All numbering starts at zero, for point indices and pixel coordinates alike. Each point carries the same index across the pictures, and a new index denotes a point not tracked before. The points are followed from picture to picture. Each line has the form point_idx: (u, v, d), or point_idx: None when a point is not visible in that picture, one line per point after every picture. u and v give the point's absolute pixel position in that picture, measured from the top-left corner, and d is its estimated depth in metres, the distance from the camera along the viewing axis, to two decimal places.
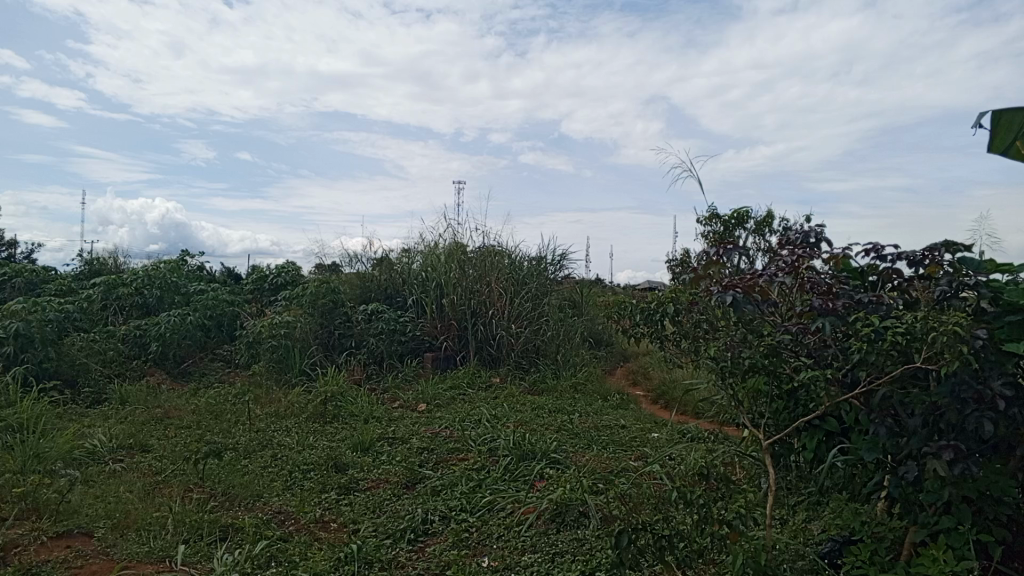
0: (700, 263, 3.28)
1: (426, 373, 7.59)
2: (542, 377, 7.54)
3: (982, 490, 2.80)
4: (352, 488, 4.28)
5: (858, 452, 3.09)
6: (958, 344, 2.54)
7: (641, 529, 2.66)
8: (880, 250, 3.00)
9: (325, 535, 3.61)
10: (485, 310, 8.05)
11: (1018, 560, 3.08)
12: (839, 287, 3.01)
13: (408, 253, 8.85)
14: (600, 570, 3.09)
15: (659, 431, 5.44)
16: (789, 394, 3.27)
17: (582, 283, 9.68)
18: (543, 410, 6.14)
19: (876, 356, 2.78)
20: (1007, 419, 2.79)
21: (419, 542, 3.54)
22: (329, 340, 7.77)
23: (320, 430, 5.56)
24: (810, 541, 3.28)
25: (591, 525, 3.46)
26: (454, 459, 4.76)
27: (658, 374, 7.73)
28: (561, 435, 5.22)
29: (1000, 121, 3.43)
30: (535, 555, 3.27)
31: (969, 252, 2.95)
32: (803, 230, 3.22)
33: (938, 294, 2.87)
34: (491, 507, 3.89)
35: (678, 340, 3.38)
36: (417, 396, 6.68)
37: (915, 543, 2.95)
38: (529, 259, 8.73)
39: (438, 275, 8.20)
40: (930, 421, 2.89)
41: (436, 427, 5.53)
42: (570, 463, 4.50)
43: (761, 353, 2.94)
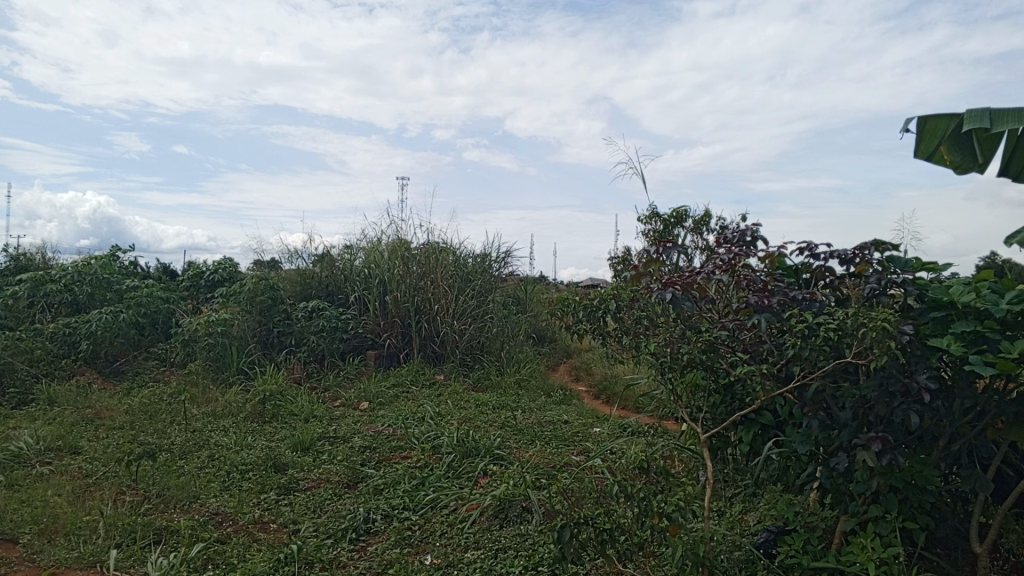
0: (642, 260, 3.39)
1: (368, 371, 7.54)
2: (486, 374, 7.56)
3: (908, 480, 2.90)
4: (292, 488, 4.23)
5: (791, 445, 3.19)
6: (886, 339, 2.63)
7: (583, 523, 2.68)
8: (813, 248, 3.10)
9: (263, 536, 3.56)
10: (429, 307, 8.01)
11: (941, 546, 3.20)
12: (774, 284, 3.08)
13: (350, 249, 8.75)
14: (542, 565, 3.12)
15: (600, 426, 5.52)
16: (727, 388, 3.35)
17: (526, 280, 9.72)
18: (487, 406, 6.16)
19: (809, 351, 2.87)
20: (931, 411, 2.90)
21: (361, 541, 3.52)
22: (268, 338, 7.65)
23: (258, 429, 5.48)
24: (746, 532, 3.35)
25: (533, 521, 3.49)
26: (396, 458, 4.74)
27: (601, 369, 7.83)
28: (504, 431, 5.25)
29: (926, 127, 3.56)
30: (477, 552, 3.29)
31: (896, 250, 3.04)
32: (740, 229, 3.30)
33: (867, 292, 2.99)
34: (435, 504, 3.89)
35: (619, 336, 3.42)
36: (359, 394, 6.62)
37: (845, 532, 3.04)
38: (474, 256, 8.73)
39: (380, 272, 8.12)
40: (859, 414, 3.01)
41: (378, 426, 5.49)
42: (514, 459, 4.53)
43: (699, 349, 2.99)
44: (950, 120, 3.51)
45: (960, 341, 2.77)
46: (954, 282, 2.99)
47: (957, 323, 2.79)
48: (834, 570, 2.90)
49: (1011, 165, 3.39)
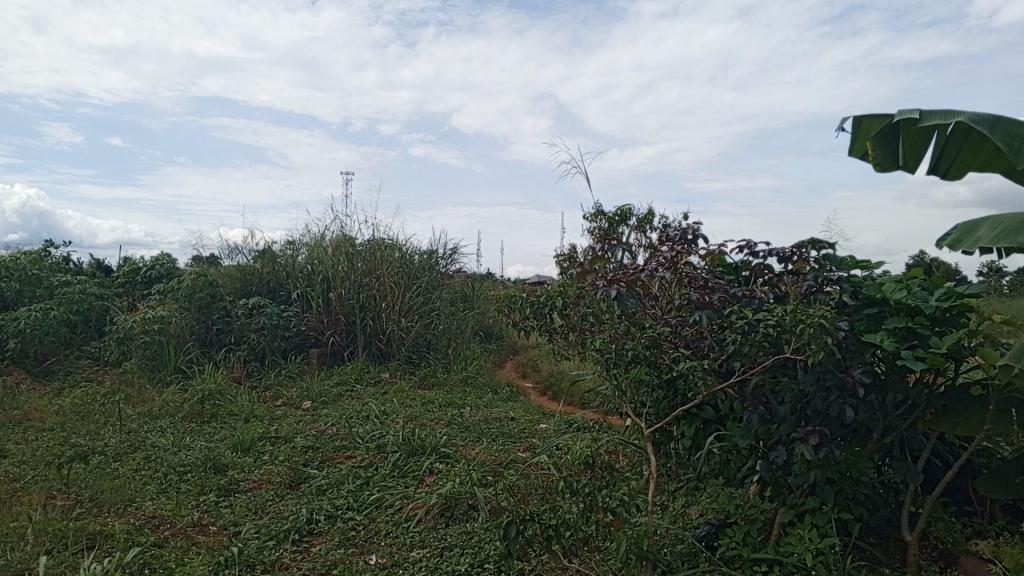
0: (586, 258, 3.40)
1: (312, 369, 7.43)
2: (432, 371, 7.53)
3: (843, 471, 2.99)
4: (232, 488, 4.14)
5: (732, 439, 3.26)
6: (822, 335, 2.71)
7: (529, 520, 2.68)
8: (753, 246, 3.16)
9: (202, 539, 3.47)
10: (374, 303, 7.93)
11: (874, 535, 3.30)
12: (715, 281, 3.13)
13: (292, 245, 8.60)
14: (488, 562, 3.13)
15: (546, 422, 5.55)
16: (669, 383, 3.42)
17: (473, 277, 9.69)
18: (433, 404, 6.14)
19: (749, 347, 2.92)
20: (865, 404, 2.99)
21: (303, 543, 3.46)
22: (207, 336, 7.46)
23: (197, 430, 5.35)
24: (688, 525, 3.39)
25: (480, 518, 3.49)
26: (340, 457, 4.68)
27: (547, 365, 7.87)
28: (450, 429, 5.22)
29: (860, 126, 3.67)
30: (423, 551, 3.27)
31: (832, 248, 3.13)
32: (682, 227, 3.35)
33: (804, 289, 3.03)
34: (379, 504, 3.85)
35: (565, 333, 3.44)
36: (302, 393, 6.51)
37: (783, 524, 3.12)
38: (420, 252, 8.66)
39: (324, 269, 7.99)
40: (797, 408, 3.09)
41: (322, 425, 5.41)
42: (460, 457, 4.52)
43: (643, 345, 3.02)
44: (882, 120, 3.60)
45: (893, 336, 2.88)
46: (886, 280, 3.09)
47: (891, 320, 2.89)
48: (773, 561, 2.97)
49: (940, 163, 3.51)
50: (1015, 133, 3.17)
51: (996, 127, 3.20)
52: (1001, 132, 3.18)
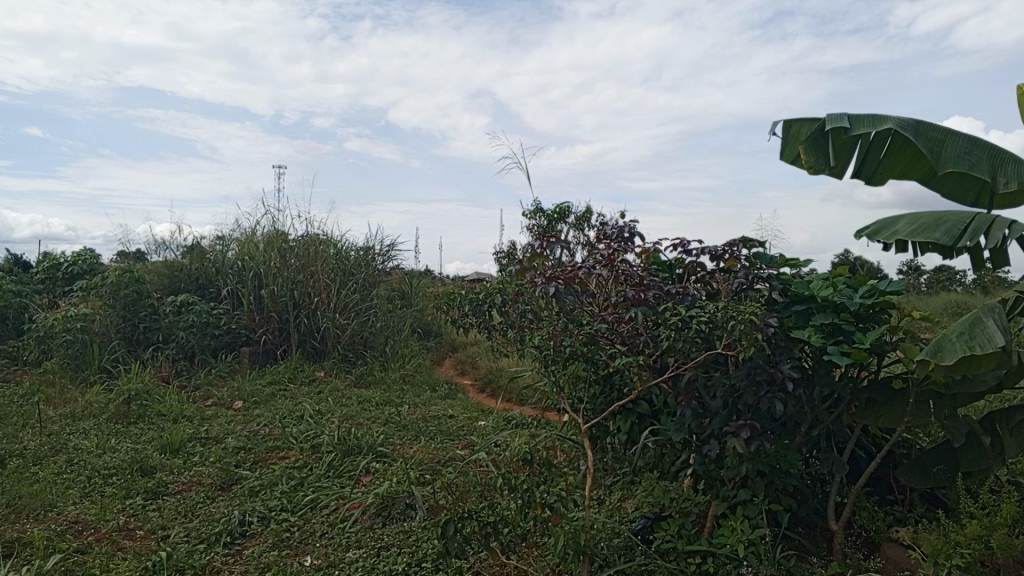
0: (526, 256, 3.46)
1: (243, 368, 7.25)
2: (369, 369, 7.45)
3: (773, 464, 3.07)
4: (160, 492, 4.00)
5: (667, 433, 3.31)
6: (753, 331, 2.77)
7: (467, 518, 2.67)
8: (686, 245, 3.22)
9: (128, 544, 3.35)
10: (308, 300, 7.79)
11: (802, 525, 3.40)
12: (650, 279, 3.18)
13: (223, 240, 8.37)
14: (426, 561, 3.11)
15: (486, 419, 5.55)
16: (606, 379, 3.46)
17: (411, 274, 9.60)
18: (370, 402, 6.07)
19: (683, 343, 2.97)
20: (794, 398, 3.08)
21: (235, 545, 3.37)
22: (133, 334, 7.19)
23: (123, 431, 5.17)
24: (624, 519, 3.42)
25: (417, 517, 3.46)
26: (273, 458, 4.58)
27: (486, 362, 7.87)
28: (388, 428, 5.17)
29: (791, 131, 3.70)
30: (359, 551, 3.22)
31: (762, 248, 3.22)
32: (618, 226, 3.39)
33: (735, 286, 3.07)
34: (315, 505, 3.78)
35: (504, 330, 3.43)
36: (233, 393, 6.35)
37: (716, 516, 3.19)
38: (356, 249, 8.54)
39: (255, 265, 7.77)
40: (729, 402, 3.16)
41: (254, 426, 5.27)
42: (398, 455, 4.47)
43: (580, 342, 3.05)
44: (811, 125, 3.65)
45: (820, 332, 2.98)
46: (813, 277, 3.19)
47: (818, 316, 2.99)
48: (706, 553, 3.02)
49: (864, 169, 3.56)
50: (936, 138, 3.31)
51: (919, 132, 3.33)
52: (924, 137, 3.31)
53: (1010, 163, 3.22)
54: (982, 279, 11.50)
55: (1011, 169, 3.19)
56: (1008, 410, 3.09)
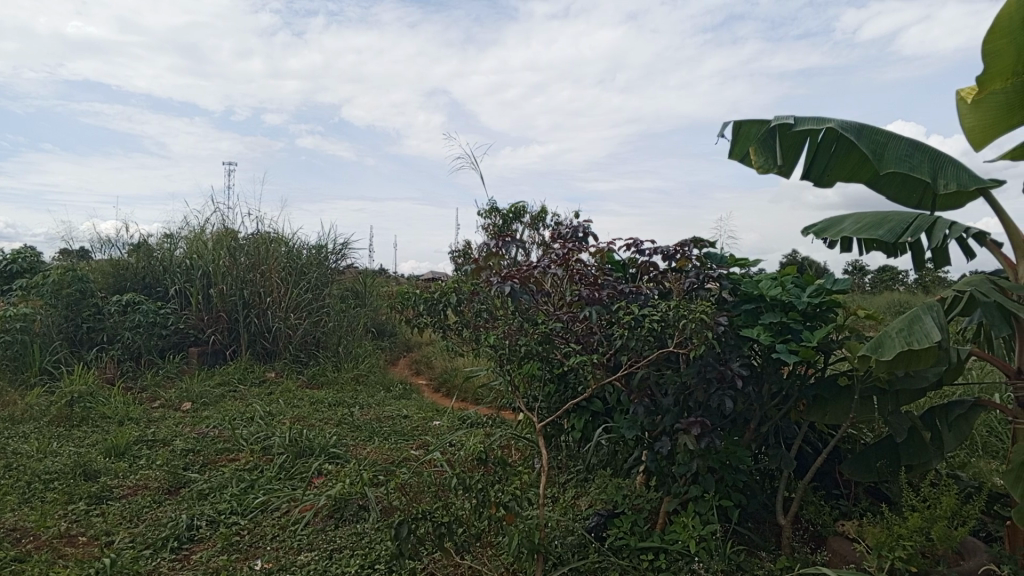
0: (481, 255, 3.44)
1: (192, 369, 7.10)
2: (321, 369, 7.37)
3: (723, 460, 3.12)
4: (104, 496, 3.89)
5: (620, 430, 3.36)
6: (704, 329, 2.81)
7: (421, 518, 2.66)
8: (639, 245, 3.25)
9: (70, 551, 3.25)
10: (259, 300, 7.65)
11: (752, 520, 3.47)
12: (604, 278, 3.19)
13: (170, 238, 8.18)
14: (380, 562, 3.08)
15: (440, 419, 5.53)
16: (560, 378, 3.49)
17: (365, 273, 9.51)
18: (322, 403, 6.00)
19: (636, 342, 3.01)
20: (743, 395, 3.14)
21: (183, 550, 3.30)
22: (76, 334, 6.97)
23: (65, 434, 5.01)
24: (578, 516, 3.43)
25: (371, 518, 3.43)
26: (222, 460, 4.49)
27: (441, 362, 7.85)
28: (340, 429, 5.12)
29: (740, 131, 3.80)
30: (312, 554, 3.18)
31: (712, 248, 3.26)
32: (572, 225, 3.39)
33: (686, 285, 3.11)
34: (265, 507, 3.72)
35: (459, 329, 3.42)
36: (181, 394, 6.22)
37: (668, 512, 3.24)
38: (307, 247, 8.43)
39: (204, 263, 7.60)
40: (680, 400, 3.21)
41: (203, 428, 5.16)
42: (351, 457, 4.43)
43: (535, 340, 3.05)
44: (761, 126, 3.74)
45: (769, 331, 3.03)
46: (762, 278, 3.25)
47: (767, 315, 3.05)
48: (659, 549, 3.06)
49: (812, 169, 3.62)
50: (878, 140, 3.40)
51: (863, 134, 3.41)
52: (867, 139, 3.39)
53: (949, 166, 3.31)
54: (923, 279, 11.87)
55: (951, 172, 3.28)
56: (948, 405, 3.17)
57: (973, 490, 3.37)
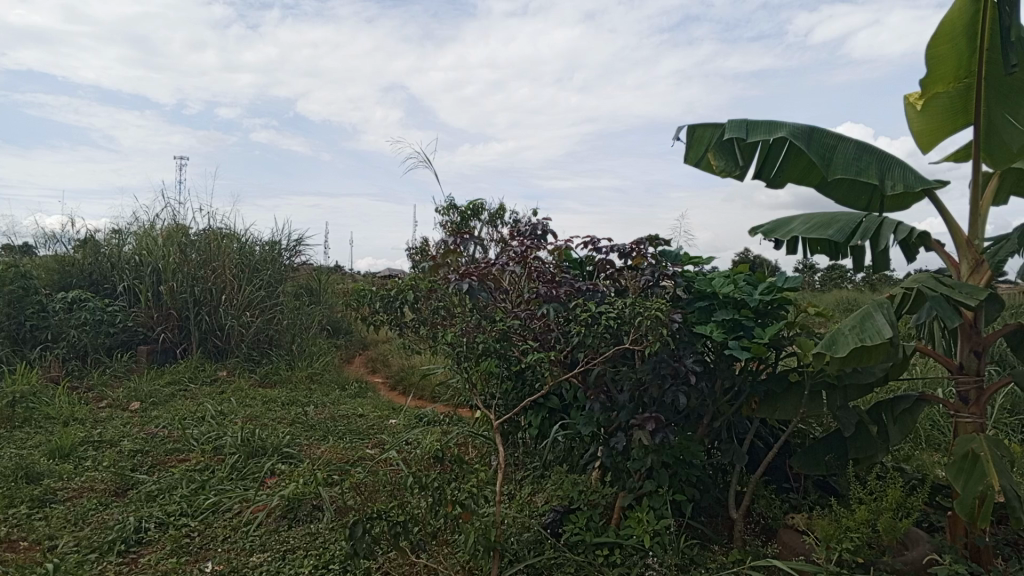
0: (438, 252, 3.44)
1: (141, 368, 6.94)
2: (274, 368, 7.25)
3: (677, 455, 3.16)
4: (48, 499, 3.77)
5: (576, 427, 3.39)
6: (659, 326, 2.84)
7: (376, 518, 2.63)
8: (596, 242, 3.26)
9: (11, 557, 3.14)
10: (211, 297, 7.50)
11: (705, 514, 3.52)
12: (562, 276, 3.22)
13: (118, 234, 7.95)
14: (334, 562, 3.05)
15: (396, 417, 5.50)
16: (518, 375, 3.52)
17: (320, 271, 9.41)
18: (275, 402, 5.92)
19: (593, 339, 3.01)
20: (697, 391, 3.18)
21: (131, 553, 3.22)
22: (18, 333, 6.75)
23: (7, 436, 4.85)
24: (534, 513, 3.43)
25: (325, 518, 3.40)
26: (172, 461, 4.39)
27: (397, 360, 7.80)
28: (294, 428, 5.05)
29: (695, 135, 3.78)
30: (264, 555, 3.14)
31: (667, 246, 3.30)
32: (532, 222, 3.40)
33: (643, 283, 3.14)
34: (216, 508, 3.65)
35: (416, 326, 3.40)
36: (129, 393, 6.07)
37: (623, 507, 3.26)
38: (261, 244, 8.30)
39: (154, 260, 7.42)
40: (636, 396, 3.24)
41: (152, 428, 5.04)
42: (304, 457, 4.38)
43: (493, 338, 3.03)
44: (714, 130, 3.73)
45: (722, 328, 3.08)
46: (715, 274, 3.30)
47: (720, 312, 3.09)
48: (613, 544, 3.09)
49: (764, 169, 3.65)
50: (828, 143, 3.47)
51: (812, 138, 3.47)
52: (816, 143, 3.46)
53: (895, 167, 3.41)
54: (870, 277, 12.19)
55: (897, 173, 3.38)
56: (892, 400, 3.24)
57: (917, 483, 3.47)
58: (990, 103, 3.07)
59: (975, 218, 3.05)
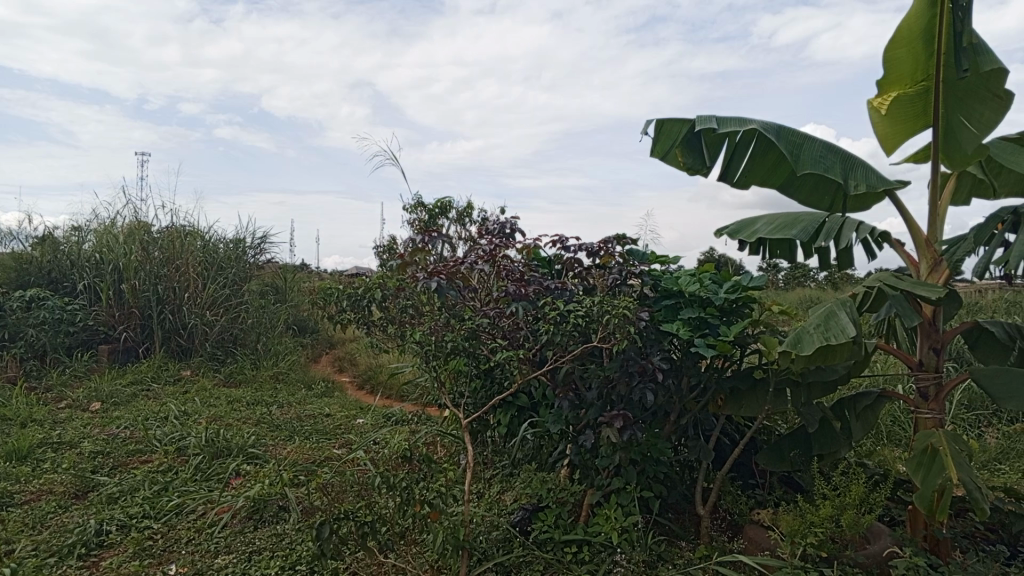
0: (407, 250, 3.41)
1: (101, 368, 6.80)
2: (239, 367, 7.16)
3: (644, 452, 3.19)
4: (4, 503, 3.68)
5: (545, 425, 3.41)
6: (626, 324, 2.86)
7: (344, 518, 2.60)
8: (564, 241, 3.28)
9: None
10: (174, 295, 7.36)
11: (672, 510, 3.55)
12: (530, 274, 3.22)
13: (78, 231, 7.80)
14: (301, 563, 3.01)
15: (364, 417, 5.46)
16: (487, 374, 3.54)
17: (286, 269, 9.31)
18: (241, 402, 5.84)
19: (561, 337, 3.02)
20: (664, 388, 3.21)
21: (91, 557, 3.15)
22: None
23: None
24: (503, 511, 3.43)
25: (291, 519, 3.36)
26: (134, 462, 4.31)
27: (365, 359, 7.75)
28: (260, 429, 4.99)
29: (663, 129, 3.78)
30: (229, 557, 3.09)
31: (635, 245, 3.32)
32: (500, 221, 3.39)
33: (611, 281, 3.13)
34: (180, 510, 3.59)
35: (384, 325, 3.38)
36: (89, 394, 5.94)
37: (591, 505, 3.28)
38: (225, 242, 8.18)
39: (114, 257, 7.27)
40: (604, 394, 3.26)
41: (114, 429, 4.95)
42: (270, 457, 4.33)
43: (462, 336, 3.03)
44: (682, 126, 3.74)
45: (688, 326, 3.11)
46: (681, 273, 3.33)
47: (686, 310, 3.12)
48: (582, 541, 3.10)
49: (731, 168, 3.70)
50: (795, 141, 3.52)
51: (780, 135, 3.52)
52: (784, 139, 3.50)
53: (859, 168, 3.47)
54: (833, 275, 12.39)
55: (860, 173, 3.45)
56: (855, 397, 3.29)
57: (879, 478, 3.54)
58: (948, 106, 3.13)
59: (934, 220, 3.12)
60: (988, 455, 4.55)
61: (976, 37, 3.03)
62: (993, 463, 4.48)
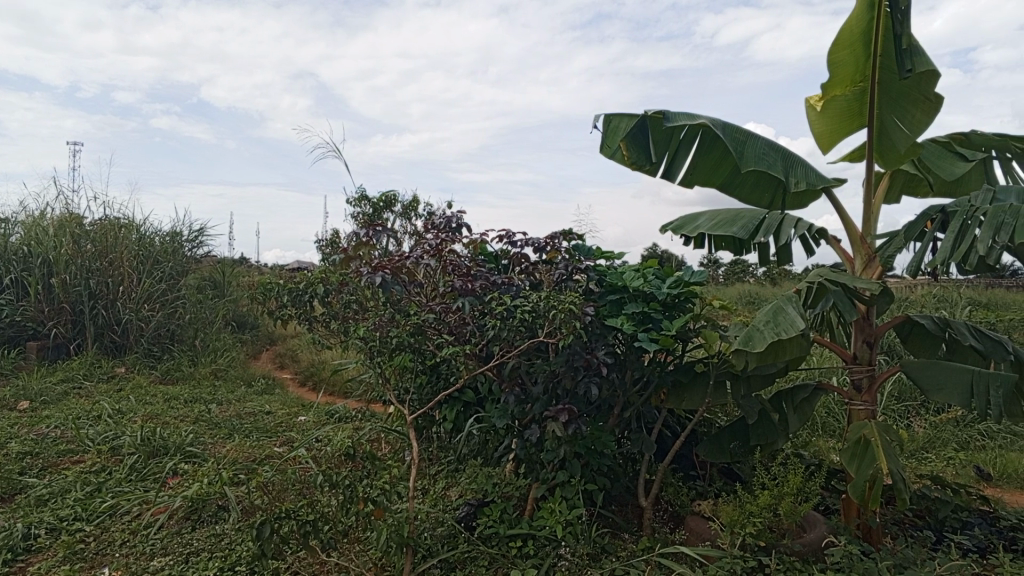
0: (351, 244, 3.36)
1: (30, 365, 6.54)
2: (177, 364, 6.97)
3: (589, 446, 3.21)
4: None
5: (491, 419, 3.41)
6: (572, 320, 2.87)
7: (284, 517, 2.55)
8: (511, 236, 3.27)
9: None
10: (107, 290, 7.10)
11: (615, 502, 3.59)
12: (476, 268, 3.18)
13: (5, 223, 7.49)
14: (240, 564, 2.95)
15: (306, 414, 5.37)
16: (432, 369, 3.53)
17: (224, 263, 9.10)
18: (177, 400, 5.68)
19: (507, 332, 3.01)
20: (608, 382, 3.24)
21: (17, 562, 3.03)
22: None
23: None
24: (448, 507, 3.41)
25: (230, 518, 3.29)
26: (65, 463, 4.15)
27: (307, 356, 7.63)
28: (198, 427, 4.86)
29: (611, 125, 3.74)
30: (166, 559, 3.01)
31: (580, 240, 3.33)
32: (446, 216, 3.34)
33: (556, 277, 3.17)
34: (114, 511, 3.48)
35: (327, 321, 3.34)
36: (15, 393, 5.69)
37: (536, 498, 3.29)
38: (161, 235, 7.95)
39: (43, 250, 6.98)
40: (549, 388, 3.27)
41: (43, 428, 4.76)
42: (208, 455, 4.23)
43: (407, 332, 3.01)
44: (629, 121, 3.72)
45: (632, 320, 3.14)
46: (626, 268, 3.37)
47: (630, 306, 3.15)
48: (527, 535, 3.11)
49: (675, 165, 3.75)
50: (738, 138, 3.58)
51: (725, 131, 3.58)
52: (729, 136, 3.57)
53: (799, 166, 3.56)
54: (772, 271, 12.69)
55: (800, 171, 3.54)
56: (792, 390, 3.38)
57: (814, 467, 3.64)
58: (883, 106, 3.24)
59: (869, 217, 3.21)
60: (916, 444, 4.72)
61: (913, 39, 3.10)
62: (920, 452, 4.65)
